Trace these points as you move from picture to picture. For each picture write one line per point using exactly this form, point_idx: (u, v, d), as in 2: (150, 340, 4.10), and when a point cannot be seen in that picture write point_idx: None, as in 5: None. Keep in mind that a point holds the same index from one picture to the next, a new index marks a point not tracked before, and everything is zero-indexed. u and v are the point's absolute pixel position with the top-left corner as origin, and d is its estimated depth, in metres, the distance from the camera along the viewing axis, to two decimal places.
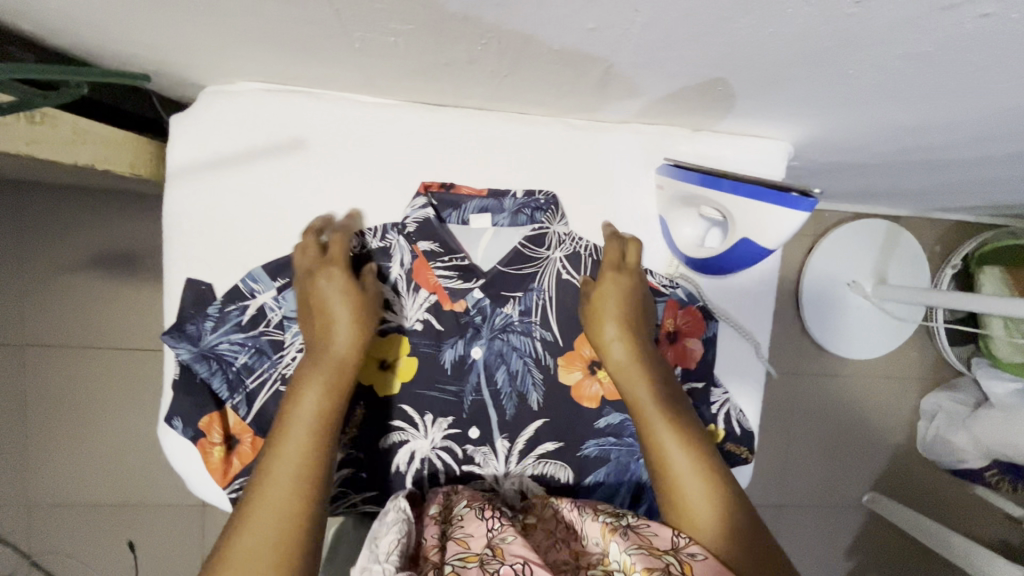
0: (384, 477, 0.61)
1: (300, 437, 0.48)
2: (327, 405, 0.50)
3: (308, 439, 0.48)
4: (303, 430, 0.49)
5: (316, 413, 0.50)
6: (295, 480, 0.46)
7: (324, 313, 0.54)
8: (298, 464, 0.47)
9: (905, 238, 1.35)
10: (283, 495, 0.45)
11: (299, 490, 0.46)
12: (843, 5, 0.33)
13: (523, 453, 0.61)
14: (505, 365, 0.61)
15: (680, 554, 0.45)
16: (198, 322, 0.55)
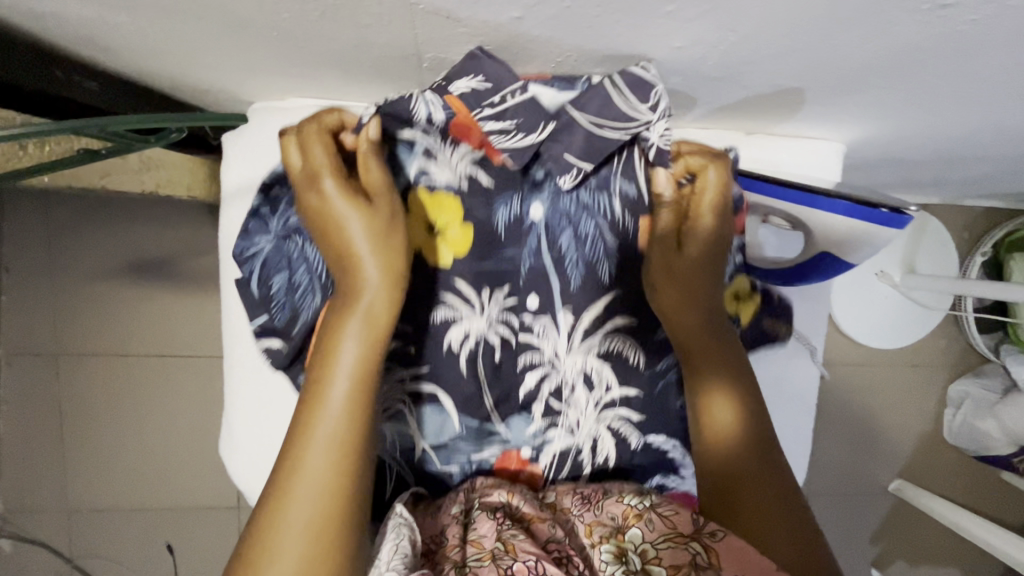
0: (438, 360, 0.56)
1: (341, 398, 0.43)
2: (366, 359, 0.45)
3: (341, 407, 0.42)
4: (343, 388, 0.43)
5: (357, 371, 0.44)
6: (339, 440, 0.41)
7: (352, 256, 0.46)
8: (341, 431, 0.42)
9: (933, 226, 1.34)
10: (328, 477, 0.40)
11: (347, 452, 0.41)
12: (952, 21, 0.32)
13: (588, 330, 0.56)
14: (571, 226, 0.55)
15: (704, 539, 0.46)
16: (259, 214, 0.52)
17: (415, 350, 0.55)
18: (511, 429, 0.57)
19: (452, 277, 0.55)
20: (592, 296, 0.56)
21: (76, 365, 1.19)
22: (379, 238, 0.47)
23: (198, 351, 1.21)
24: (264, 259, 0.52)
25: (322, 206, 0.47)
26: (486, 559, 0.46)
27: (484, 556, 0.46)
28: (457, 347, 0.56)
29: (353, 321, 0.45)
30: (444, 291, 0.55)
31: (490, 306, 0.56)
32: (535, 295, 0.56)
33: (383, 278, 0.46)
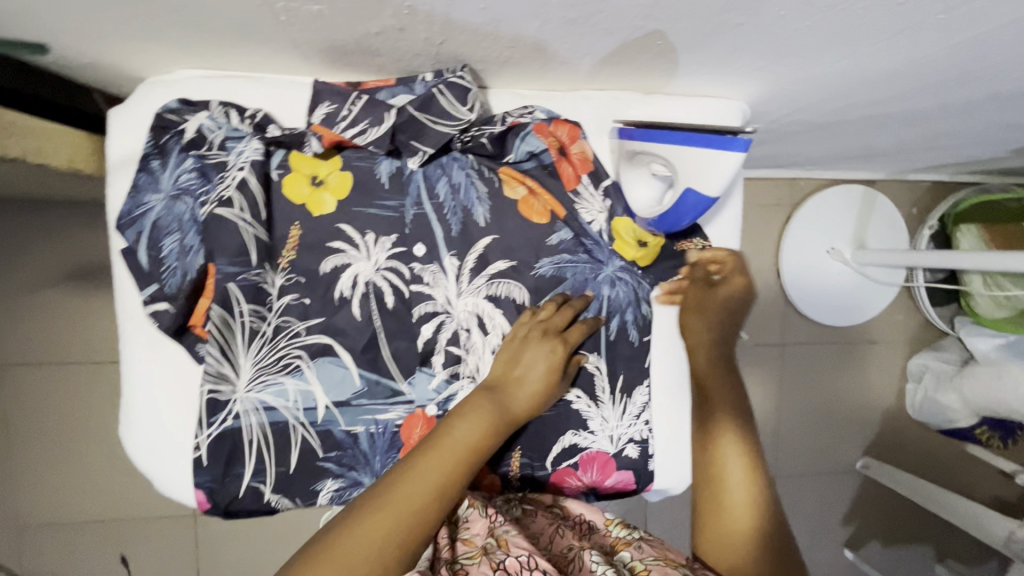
0: (328, 307, 0.56)
1: (452, 461, 0.48)
2: (478, 444, 0.51)
3: (456, 464, 0.49)
4: (458, 455, 0.49)
5: (470, 448, 0.50)
6: (433, 498, 0.47)
7: (522, 372, 0.55)
8: (437, 488, 0.47)
9: (881, 203, 1.36)
10: (415, 504, 0.45)
11: (434, 508, 0.46)
12: None
13: (475, 272, 0.58)
14: (446, 176, 0.56)
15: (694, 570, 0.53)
16: (147, 167, 0.52)
17: (310, 302, 0.56)
18: (415, 384, 0.58)
19: (335, 224, 0.55)
20: (474, 236, 0.57)
21: (19, 375, 1.17)
22: (547, 379, 0.56)
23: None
24: (156, 220, 0.52)
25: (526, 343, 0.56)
26: (478, 555, 0.51)
27: (476, 553, 0.51)
28: (349, 294, 0.56)
29: (485, 408, 0.53)
30: (336, 241, 0.56)
31: (375, 250, 0.56)
32: (421, 243, 0.57)
33: (529, 398, 0.55)
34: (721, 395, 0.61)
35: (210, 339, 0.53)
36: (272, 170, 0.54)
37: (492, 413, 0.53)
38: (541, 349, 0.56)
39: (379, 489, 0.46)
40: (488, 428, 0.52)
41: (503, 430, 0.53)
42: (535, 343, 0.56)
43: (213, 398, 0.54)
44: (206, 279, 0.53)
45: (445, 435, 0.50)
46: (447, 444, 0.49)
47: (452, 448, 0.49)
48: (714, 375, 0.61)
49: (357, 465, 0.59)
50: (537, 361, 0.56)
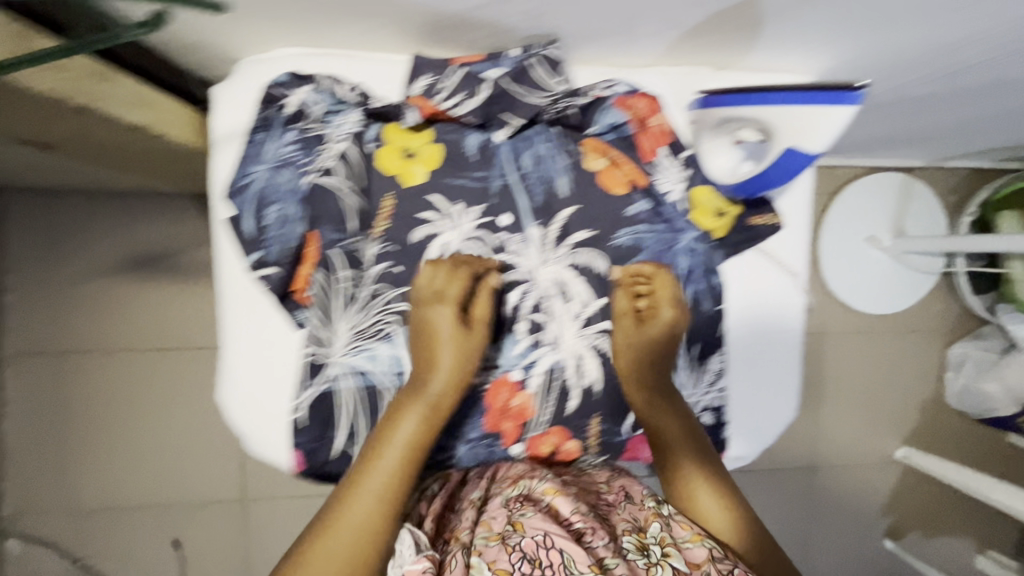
0: (417, 275, 0.58)
1: (385, 471, 0.51)
2: (416, 440, 0.53)
3: (399, 468, 0.52)
4: (394, 458, 0.52)
5: (406, 448, 0.52)
6: (380, 513, 0.50)
7: (432, 355, 0.55)
8: (378, 499, 0.50)
9: (919, 191, 1.36)
10: (365, 522, 0.49)
11: (387, 517, 0.50)
12: None
13: (558, 241, 0.60)
14: (530, 149, 0.59)
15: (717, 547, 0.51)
16: (253, 137, 0.55)
17: (401, 271, 0.58)
18: (499, 350, 0.60)
19: (425, 194, 0.57)
20: (555, 207, 0.59)
21: (77, 362, 1.20)
22: (463, 355, 0.56)
23: (200, 344, 1.22)
24: (261, 190, 0.55)
25: (432, 325, 0.56)
26: (493, 538, 0.49)
27: (491, 535, 0.49)
28: (438, 263, 0.58)
29: (410, 406, 0.54)
30: (426, 212, 0.58)
31: (463, 220, 0.58)
32: (507, 214, 0.59)
33: (447, 382, 0.55)
34: (665, 423, 0.59)
35: (314, 303, 0.57)
36: (367, 143, 0.56)
37: (420, 408, 0.54)
38: (446, 324, 0.56)
39: (330, 518, 0.50)
40: (421, 422, 0.53)
41: (434, 416, 0.54)
42: (437, 320, 0.56)
43: (314, 360, 0.58)
44: (308, 245, 0.56)
45: (377, 448, 0.52)
46: (381, 451, 0.52)
47: (389, 454, 0.52)
48: (651, 407, 0.60)
49: (443, 430, 0.60)
50: (444, 343, 0.56)
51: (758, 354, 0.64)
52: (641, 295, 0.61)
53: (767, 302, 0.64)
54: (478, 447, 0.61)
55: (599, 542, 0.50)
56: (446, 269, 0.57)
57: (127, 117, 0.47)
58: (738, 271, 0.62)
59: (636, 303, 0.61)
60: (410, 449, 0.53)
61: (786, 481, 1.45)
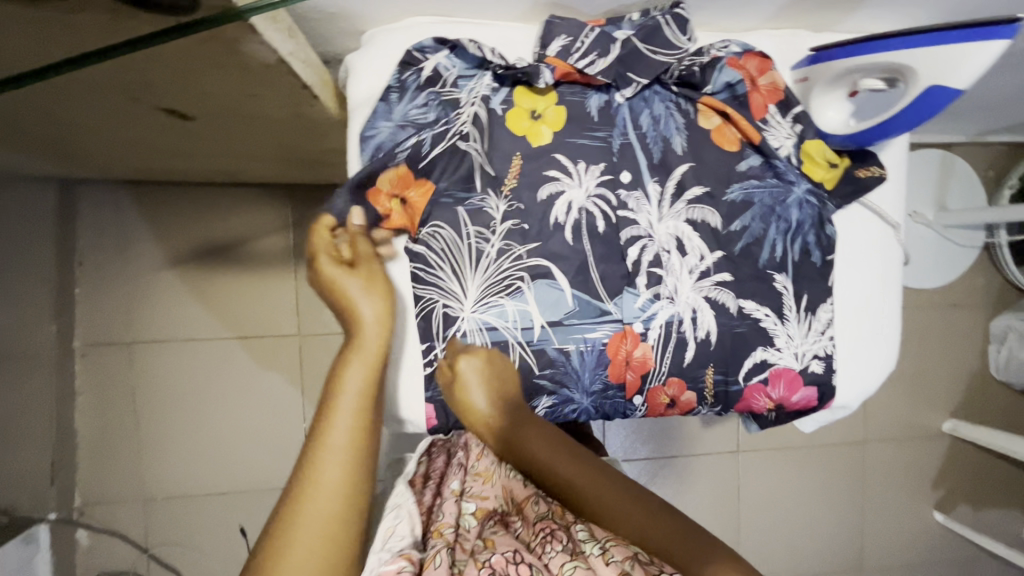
0: (544, 231, 0.60)
1: (342, 429, 0.52)
2: (365, 389, 0.55)
3: (350, 424, 0.53)
4: (347, 418, 0.53)
5: (357, 399, 0.54)
6: (348, 467, 0.51)
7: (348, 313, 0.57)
8: (348, 450, 0.52)
9: (959, 165, 1.39)
10: (337, 485, 0.50)
11: (352, 476, 0.51)
12: None
13: (674, 197, 0.62)
14: (648, 109, 0.61)
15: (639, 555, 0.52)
16: (385, 96, 0.57)
17: (528, 227, 0.60)
18: (621, 304, 0.62)
19: (552, 154, 0.60)
20: (672, 164, 0.62)
21: (147, 352, 1.22)
22: (377, 305, 0.57)
23: (265, 332, 1.24)
24: (380, 144, 0.57)
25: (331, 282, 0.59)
26: (468, 555, 0.56)
27: (466, 554, 0.55)
28: (563, 219, 0.61)
29: (354, 358, 0.56)
30: (552, 170, 0.60)
31: (586, 178, 0.61)
32: (627, 171, 0.61)
33: (373, 331, 0.57)
34: (535, 445, 0.60)
35: (425, 247, 0.59)
36: (496, 105, 0.58)
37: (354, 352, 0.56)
38: (351, 282, 0.58)
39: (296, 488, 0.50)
40: (368, 367, 0.55)
41: (376, 362, 0.56)
42: (341, 277, 0.58)
43: (447, 314, 0.59)
44: (427, 183, 0.58)
45: (328, 415, 0.53)
46: (334, 415, 0.53)
47: (341, 416, 0.53)
48: (518, 434, 0.60)
49: (568, 383, 0.62)
50: (356, 298, 0.58)
51: (861, 305, 0.67)
52: (753, 248, 0.64)
53: (870, 252, 0.66)
54: (600, 398, 0.64)
55: (557, 549, 0.55)
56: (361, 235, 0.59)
57: (302, 76, 0.50)
58: (843, 222, 0.65)
59: (748, 256, 0.64)
60: (361, 399, 0.54)
61: (838, 456, 1.47)
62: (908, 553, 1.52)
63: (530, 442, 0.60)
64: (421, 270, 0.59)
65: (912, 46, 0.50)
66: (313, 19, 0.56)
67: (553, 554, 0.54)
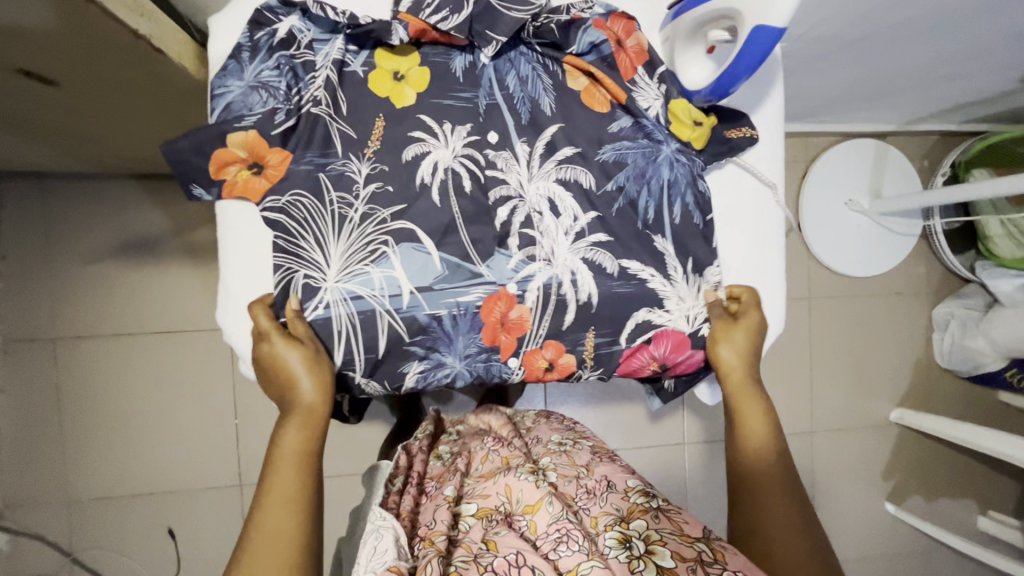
0: (409, 192, 0.60)
1: (290, 475, 0.55)
2: (305, 449, 0.57)
3: (296, 480, 0.55)
4: (291, 475, 0.55)
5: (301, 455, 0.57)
6: (294, 510, 0.54)
7: (288, 377, 0.57)
8: (291, 509, 0.54)
9: (892, 154, 1.41)
10: (286, 533, 0.53)
11: (302, 524, 0.54)
12: None
13: (544, 159, 0.62)
14: (514, 71, 0.61)
15: (711, 543, 0.58)
16: (237, 55, 0.56)
17: (393, 189, 0.59)
18: (493, 266, 0.61)
19: (415, 114, 0.59)
20: (541, 125, 0.62)
21: (71, 347, 1.19)
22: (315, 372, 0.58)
23: (194, 326, 1.23)
24: (229, 103, 0.57)
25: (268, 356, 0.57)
26: (471, 558, 0.59)
27: (469, 556, 0.59)
28: (429, 180, 0.60)
29: (293, 419, 0.57)
30: (416, 131, 0.59)
31: (453, 139, 0.60)
32: (494, 131, 0.61)
33: (312, 394, 0.57)
34: (752, 412, 0.65)
35: (285, 213, 0.58)
36: (357, 68, 0.59)
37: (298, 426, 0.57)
38: (288, 353, 0.57)
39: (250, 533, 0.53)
40: (308, 430, 0.57)
41: (316, 422, 0.58)
42: (278, 348, 0.57)
43: (308, 283, 0.58)
44: (285, 150, 0.57)
45: (274, 468, 0.56)
46: (279, 466, 0.56)
47: (285, 468, 0.56)
48: (737, 393, 0.65)
49: (440, 347, 0.61)
50: (293, 364, 0.57)
51: (745, 266, 0.68)
52: (629, 209, 0.64)
53: (747, 213, 0.67)
54: (476, 362, 0.63)
55: (571, 550, 0.60)
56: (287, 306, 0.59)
57: (129, 22, 0.49)
58: (717, 183, 0.67)
59: (625, 217, 0.63)
60: (300, 455, 0.56)
61: None
62: (861, 546, 1.49)
63: (749, 403, 0.65)
64: (280, 239, 0.58)
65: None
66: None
67: (569, 554, 0.59)
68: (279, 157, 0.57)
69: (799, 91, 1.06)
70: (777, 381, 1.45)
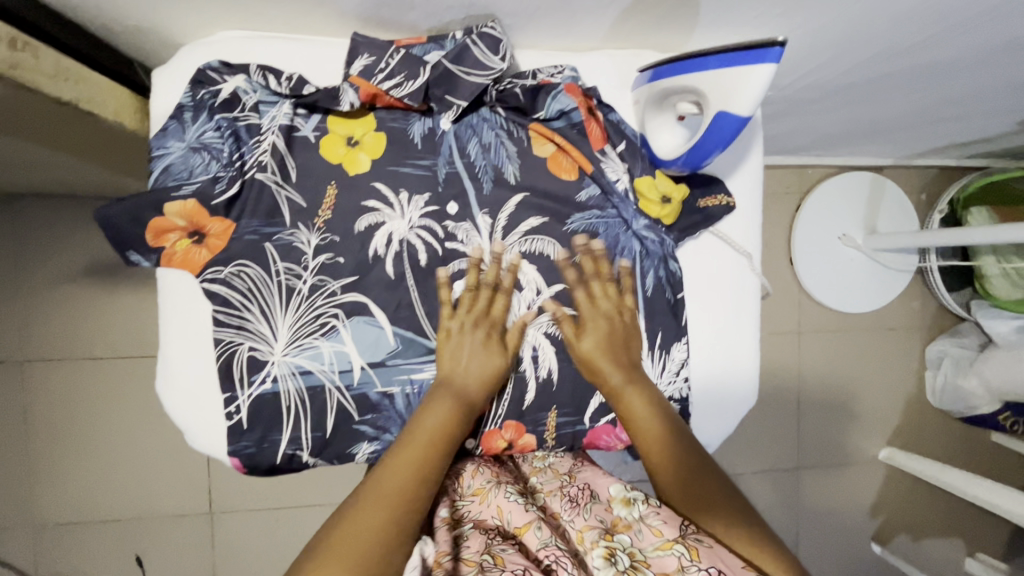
0: (361, 264, 0.56)
1: (423, 445, 0.52)
2: (441, 429, 0.53)
3: (420, 454, 0.52)
4: (418, 448, 0.52)
5: (435, 433, 0.53)
6: (417, 476, 0.51)
7: (459, 365, 0.56)
8: (406, 480, 0.50)
9: (889, 188, 1.37)
10: (392, 500, 0.49)
11: (409, 503, 0.49)
12: None
13: (506, 230, 0.59)
14: (476, 137, 0.58)
15: (687, 541, 0.50)
16: (177, 115, 0.53)
17: (344, 261, 0.56)
18: None
19: (370, 183, 0.56)
20: (505, 195, 0.58)
21: (27, 374, 1.13)
22: (488, 367, 0.57)
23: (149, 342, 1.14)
24: (169, 165, 0.53)
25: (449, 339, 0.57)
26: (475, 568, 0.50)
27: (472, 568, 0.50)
28: (383, 252, 0.57)
29: (443, 398, 0.55)
30: (370, 200, 0.56)
31: (409, 209, 0.57)
32: (454, 201, 0.58)
33: (478, 385, 0.56)
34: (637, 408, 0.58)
35: (226, 287, 0.54)
36: (308, 133, 0.55)
37: (453, 398, 0.55)
38: (473, 343, 0.57)
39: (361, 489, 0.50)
40: (451, 413, 0.54)
41: (466, 410, 0.55)
42: (462, 338, 0.57)
43: (253, 357, 0.55)
44: (229, 221, 0.54)
45: (410, 434, 0.53)
46: (414, 434, 0.53)
47: (417, 438, 0.53)
48: (625, 403, 0.58)
49: (391, 427, 0.58)
50: (475, 356, 0.56)
51: (721, 340, 0.64)
52: (598, 282, 0.60)
53: (721, 285, 0.63)
54: None
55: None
56: (497, 261, 0.58)
57: (50, 92, 0.45)
58: (690, 254, 0.63)
59: (592, 291, 0.60)
60: (440, 433, 0.53)
61: (770, 484, 1.42)
62: None
63: (635, 404, 0.58)
64: (218, 313, 0.54)
65: (678, 73, 0.49)
66: (96, 20, 0.52)
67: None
68: (221, 226, 0.54)
69: (791, 132, 1.02)
70: (765, 417, 1.41)
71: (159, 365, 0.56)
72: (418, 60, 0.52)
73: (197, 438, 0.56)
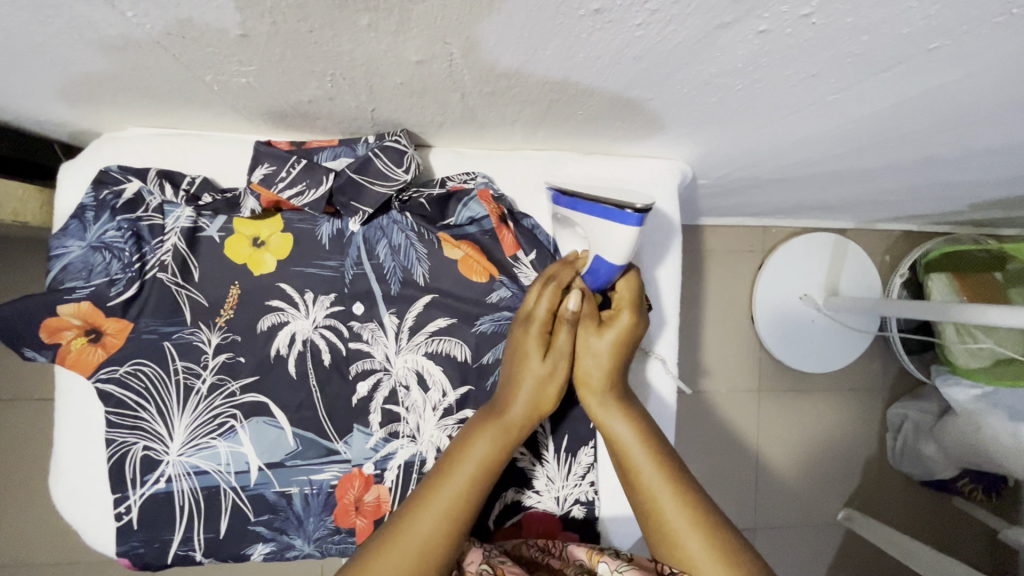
0: (261, 363, 0.56)
1: (462, 478, 0.48)
2: (489, 459, 0.49)
3: (464, 484, 0.47)
4: (464, 477, 0.48)
5: (480, 465, 0.49)
6: (451, 518, 0.46)
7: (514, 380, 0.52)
8: (439, 516, 0.45)
9: (852, 250, 1.38)
10: (425, 541, 0.44)
11: (442, 546, 0.44)
12: (629, 28, 0.34)
13: (413, 331, 0.58)
14: (386, 239, 0.58)
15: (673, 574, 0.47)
16: (80, 215, 0.53)
17: (244, 360, 0.56)
18: (351, 444, 0.57)
19: (275, 284, 0.56)
20: (413, 296, 0.58)
21: None
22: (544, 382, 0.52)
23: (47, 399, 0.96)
24: (68, 264, 0.53)
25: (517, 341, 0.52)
26: None
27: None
28: (285, 352, 0.56)
29: (489, 428, 0.50)
30: (274, 299, 0.56)
31: (314, 308, 0.56)
32: (360, 301, 0.57)
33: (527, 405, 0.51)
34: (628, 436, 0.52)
35: (121, 386, 0.54)
36: (213, 233, 0.55)
37: (498, 427, 0.50)
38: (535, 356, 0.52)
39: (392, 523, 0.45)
40: (496, 443, 0.50)
41: (511, 442, 0.50)
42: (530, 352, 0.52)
43: (148, 457, 0.54)
44: (125, 320, 0.53)
45: (447, 466, 0.48)
46: (454, 467, 0.48)
47: (460, 471, 0.48)
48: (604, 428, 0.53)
49: (288, 529, 0.57)
50: (532, 367, 0.52)
51: None
52: None
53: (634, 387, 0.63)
54: (328, 544, 0.58)
55: None
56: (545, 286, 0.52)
57: None
58: None
59: None
60: (484, 468, 0.49)
61: None
62: None
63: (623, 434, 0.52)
64: (112, 412, 0.54)
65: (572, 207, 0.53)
66: (7, 116, 0.53)
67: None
68: (118, 327, 0.53)
69: (741, 206, 1.02)
70: (723, 478, 1.39)
71: (53, 458, 0.55)
72: (321, 168, 0.53)
73: (87, 535, 0.55)
